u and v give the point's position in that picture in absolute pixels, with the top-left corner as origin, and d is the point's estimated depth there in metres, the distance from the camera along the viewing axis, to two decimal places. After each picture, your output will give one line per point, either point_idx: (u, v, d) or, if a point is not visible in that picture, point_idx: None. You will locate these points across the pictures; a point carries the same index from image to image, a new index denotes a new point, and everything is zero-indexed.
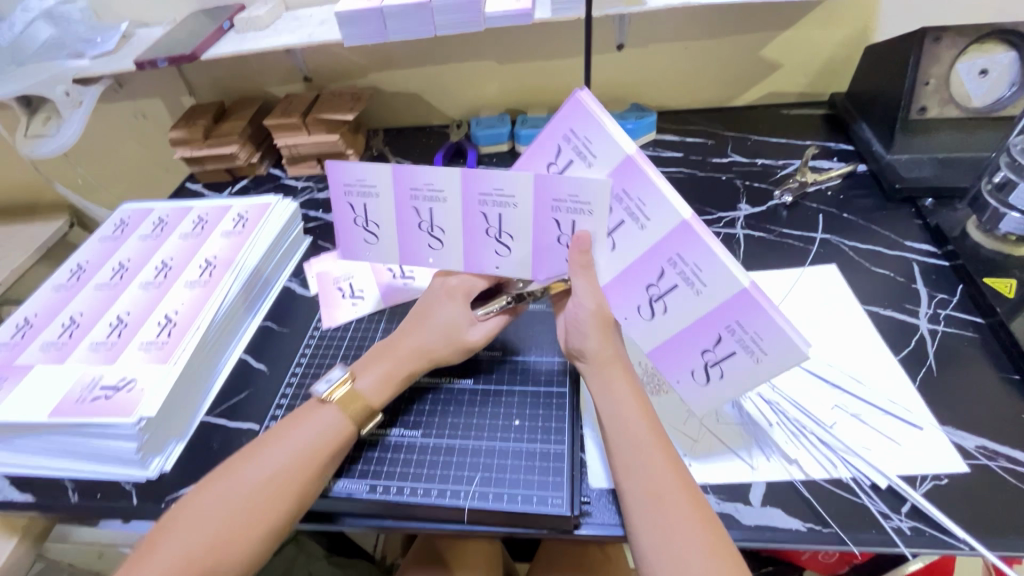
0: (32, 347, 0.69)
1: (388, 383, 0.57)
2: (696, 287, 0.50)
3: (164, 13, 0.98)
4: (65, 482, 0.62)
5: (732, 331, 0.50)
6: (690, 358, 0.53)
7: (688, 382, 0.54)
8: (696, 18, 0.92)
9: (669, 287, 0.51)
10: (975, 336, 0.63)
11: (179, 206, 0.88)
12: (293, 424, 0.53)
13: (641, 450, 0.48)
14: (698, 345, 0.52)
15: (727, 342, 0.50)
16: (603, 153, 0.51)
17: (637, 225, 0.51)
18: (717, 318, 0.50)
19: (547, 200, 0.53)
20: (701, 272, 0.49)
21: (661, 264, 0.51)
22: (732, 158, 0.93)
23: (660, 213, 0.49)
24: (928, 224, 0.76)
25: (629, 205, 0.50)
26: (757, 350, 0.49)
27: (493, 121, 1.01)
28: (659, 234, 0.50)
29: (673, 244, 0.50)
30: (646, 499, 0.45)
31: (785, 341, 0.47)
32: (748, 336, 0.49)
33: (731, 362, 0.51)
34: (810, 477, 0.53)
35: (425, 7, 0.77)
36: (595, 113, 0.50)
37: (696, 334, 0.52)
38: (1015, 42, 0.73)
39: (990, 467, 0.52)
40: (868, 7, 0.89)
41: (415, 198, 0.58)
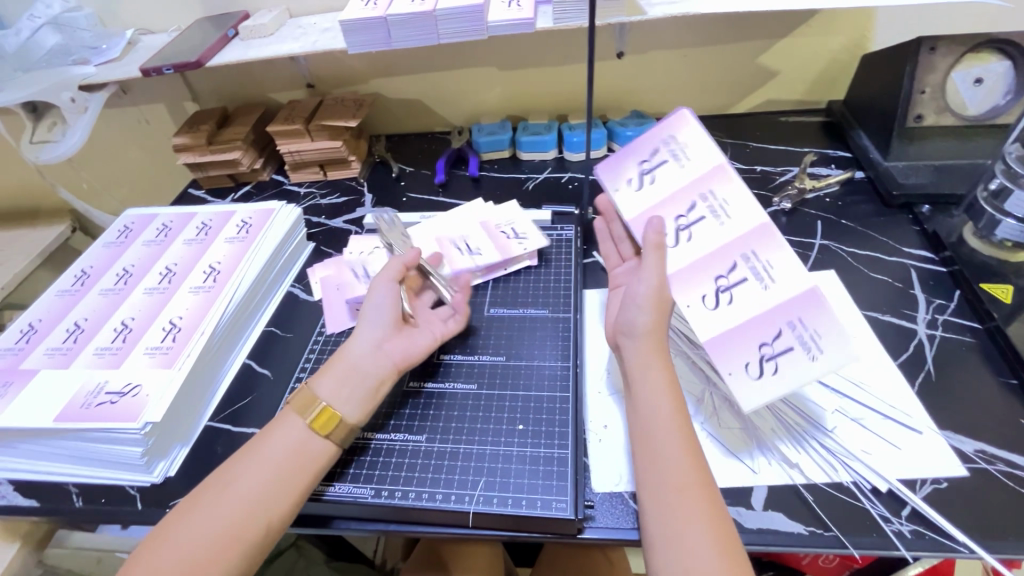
0: (37, 352, 0.69)
1: (342, 381, 0.57)
2: (766, 282, 0.53)
3: (169, 21, 0.99)
4: (69, 486, 0.62)
5: (793, 327, 0.51)
6: (747, 349, 0.52)
7: (739, 377, 0.52)
8: (695, 27, 0.93)
9: (737, 281, 0.54)
10: (972, 341, 0.63)
11: (183, 212, 0.89)
12: (264, 434, 0.54)
13: (671, 440, 0.48)
14: (756, 336, 0.52)
15: (741, 271, 0.54)
16: (698, 155, 0.58)
17: (717, 221, 0.56)
18: (779, 313, 0.51)
19: (640, 181, 0.58)
20: (772, 269, 0.53)
21: (731, 258, 0.54)
22: (731, 165, 0.94)
23: (742, 212, 0.55)
24: (925, 230, 0.77)
25: (710, 203, 0.56)
26: (768, 278, 0.53)
27: (494, 128, 1.02)
28: (732, 232, 0.55)
29: (745, 241, 0.54)
30: (669, 490, 0.45)
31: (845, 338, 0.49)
32: (808, 333, 0.50)
33: (787, 358, 0.51)
34: (812, 481, 0.53)
35: (428, 16, 0.78)
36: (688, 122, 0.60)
37: (756, 325, 0.52)
38: (1008, 52, 0.75)
39: (989, 470, 0.52)
40: (865, 17, 0.91)
41: None
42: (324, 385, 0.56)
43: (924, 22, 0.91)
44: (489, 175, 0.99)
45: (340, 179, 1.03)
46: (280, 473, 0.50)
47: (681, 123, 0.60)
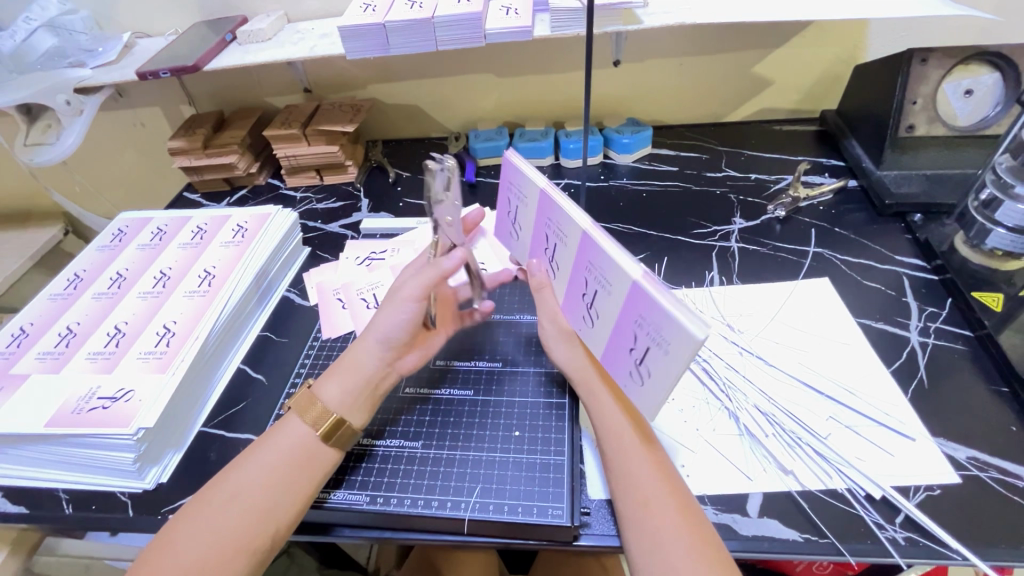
0: (28, 356, 0.68)
1: (348, 388, 0.55)
2: (664, 347, 0.43)
3: (167, 24, 0.99)
4: (59, 493, 0.61)
5: (642, 326, 0.45)
6: (624, 360, 0.49)
7: (633, 387, 0.49)
8: (690, 37, 0.94)
9: (644, 349, 0.45)
10: (964, 349, 0.64)
11: (178, 216, 0.88)
12: (266, 437, 0.53)
13: (630, 458, 0.49)
14: (625, 346, 0.48)
15: (643, 342, 0.45)
16: (570, 228, 0.50)
17: (606, 291, 0.48)
18: (629, 314, 0.46)
19: (545, 217, 0.54)
20: (665, 334, 0.42)
21: (631, 326, 0.46)
22: (726, 173, 0.95)
23: (616, 275, 0.46)
24: (917, 238, 0.77)
25: (596, 275, 0.49)
26: (664, 343, 0.43)
27: (491, 133, 1.03)
28: (622, 293, 0.46)
29: (633, 305, 0.45)
30: (635, 506, 0.46)
31: (681, 332, 0.41)
32: (653, 330, 0.44)
33: (652, 359, 0.45)
34: (806, 487, 0.53)
35: (427, 23, 0.78)
36: (515, 163, 0.55)
37: (620, 334, 0.48)
38: (998, 64, 0.76)
39: (981, 477, 0.53)
40: (858, 28, 0.92)
41: (511, 189, 0.58)
42: (328, 389, 0.54)
43: (915, 34, 0.92)
44: (485, 181, 1.00)
45: (337, 183, 1.03)
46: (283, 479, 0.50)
47: (521, 164, 0.54)
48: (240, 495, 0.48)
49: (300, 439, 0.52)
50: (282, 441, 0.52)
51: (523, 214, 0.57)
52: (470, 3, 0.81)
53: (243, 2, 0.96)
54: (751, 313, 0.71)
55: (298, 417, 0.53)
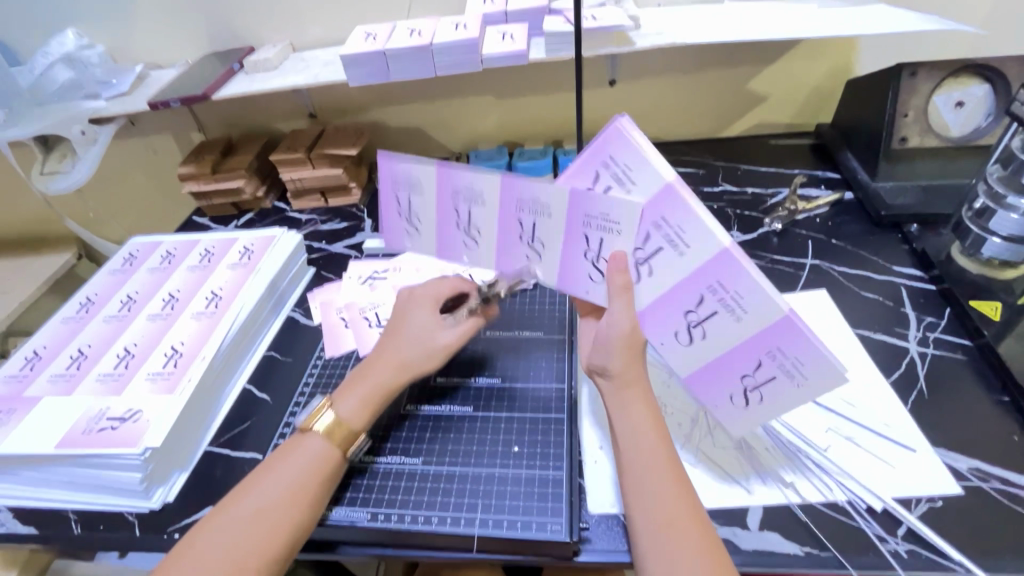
0: (40, 379, 0.70)
1: (369, 405, 0.57)
2: (797, 379, 0.47)
3: (178, 56, 1.03)
4: (68, 513, 0.63)
5: (773, 356, 0.48)
6: (730, 382, 0.51)
7: (727, 408, 0.53)
8: (684, 56, 0.97)
9: (765, 378, 0.49)
10: (963, 359, 0.64)
11: (187, 239, 0.91)
12: (285, 451, 0.54)
13: (654, 476, 0.48)
14: (738, 370, 0.50)
15: (769, 370, 0.48)
16: (643, 178, 0.47)
17: (732, 317, 0.48)
18: (757, 344, 0.48)
19: (513, 199, 0.54)
20: (803, 365, 0.47)
21: (757, 356, 0.48)
22: (723, 187, 0.96)
23: (625, 213, 0.49)
24: (914, 249, 0.78)
25: (722, 297, 0.47)
26: (798, 375, 0.47)
27: (491, 153, 1.05)
28: (711, 254, 0.46)
29: (770, 337, 0.47)
30: (656, 522, 0.45)
31: (829, 367, 0.45)
32: (789, 361, 0.47)
33: (770, 386, 0.49)
34: (807, 500, 0.53)
35: (425, 50, 0.81)
36: (636, 142, 0.47)
37: (734, 359, 0.50)
38: (988, 75, 0.77)
39: (983, 488, 0.52)
40: (848, 45, 0.94)
41: (396, 185, 0.59)
42: (348, 404, 0.56)
43: (905, 49, 0.94)
44: None
45: (341, 205, 1.05)
46: (300, 491, 0.51)
47: (641, 143, 0.47)
48: (260, 508, 0.49)
49: (314, 455, 0.53)
50: (294, 457, 0.53)
51: (476, 210, 0.57)
52: (468, 29, 0.83)
53: (250, 33, 0.99)
54: None
55: (319, 435, 0.55)
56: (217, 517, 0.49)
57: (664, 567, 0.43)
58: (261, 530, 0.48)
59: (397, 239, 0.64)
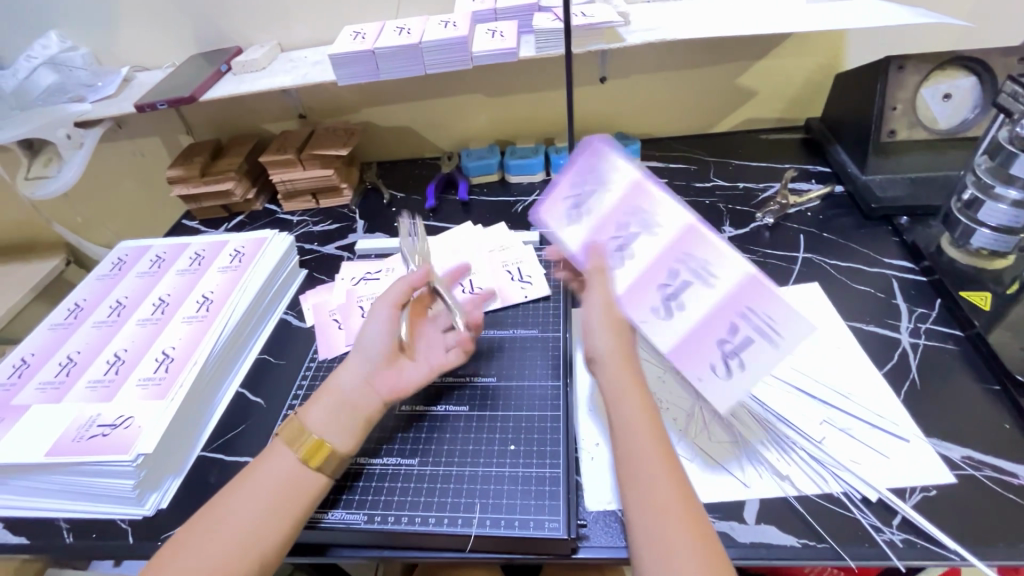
0: (29, 387, 0.69)
1: (334, 418, 0.55)
2: (769, 338, 0.47)
3: (165, 58, 1.02)
4: (60, 522, 0.62)
5: (745, 317, 0.48)
6: (709, 351, 0.50)
7: (711, 381, 0.50)
8: (673, 52, 0.97)
9: (740, 341, 0.48)
10: (955, 349, 0.64)
11: (176, 243, 0.90)
12: (256, 465, 0.53)
13: (648, 462, 0.47)
14: (713, 337, 0.50)
15: (744, 330, 0.48)
16: (617, 178, 0.56)
17: (700, 282, 0.50)
18: (728, 306, 0.49)
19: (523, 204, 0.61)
20: (775, 323, 0.47)
21: (730, 317, 0.49)
22: (714, 183, 0.97)
23: (602, 200, 0.56)
24: (905, 241, 0.79)
25: (692, 266, 0.51)
26: (772, 335, 0.47)
27: (482, 152, 1.05)
28: (672, 233, 0.52)
29: (740, 296, 0.48)
30: (651, 506, 0.45)
31: (798, 319, 0.45)
32: (761, 320, 0.47)
33: (748, 350, 0.48)
34: (803, 492, 0.53)
35: (415, 49, 0.81)
36: (606, 152, 0.57)
37: (709, 326, 0.50)
38: (975, 68, 0.78)
39: (976, 476, 0.53)
40: (836, 39, 0.94)
41: None
42: (313, 415, 0.55)
43: (891, 42, 0.95)
44: (479, 199, 1.01)
45: (333, 207, 1.04)
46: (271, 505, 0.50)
47: (615, 153, 0.57)
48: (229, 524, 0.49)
49: (289, 465, 0.52)
50: (271, 465, 0.53)
51: None
52: (457, 28, 0.83)
53: (237, 34, 0.99)
54: None
55: (285, 444, 0.54)
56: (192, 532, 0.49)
57: (657, 551, 0.43)
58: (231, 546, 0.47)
59: None
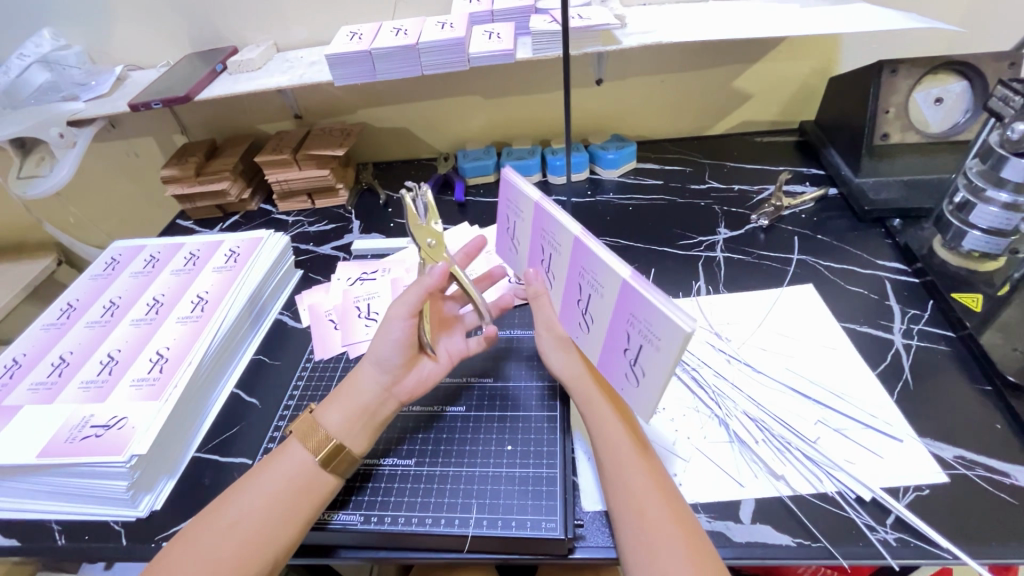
0: (20, 387, 0.68)
1: (353, 419, 0.55)
2: (654, 343, 0.43)
3: (159, 57, 1.01)
4: (51, 524, 0.61)
5: (633, 324, 0.45)
6: (618, 362, 0.49)
7: (629, 390, 0.49)
8: (668, 55, 0.97)
9: (637, 348, 0.46)
10: (947, 350, 0.65)
11: (171, 243, 0.89)
12: (267, 462, 0.53)
13: (629, 469, 0.49)
14: (618, 347, 0.48)
15: (635, 339, 0.46)
16: (524, 203, 0.56)
17: (598, 293, 0.48)
18: (620, 313, 0.46)
19: (500, 231, 0.63)
20: (653, 328, 0.43)
21: (624, 326, 0.46)
22: (709, 185, 0.97)
23: (526, 219, 0.56)
24: (898, 243, 0.79)
25: (590, 278, 0.49)
26: (653, 339, 0.43)
27: (479, 153, 1.05)
28: (568, 247, 0.50)
29: (624, 304, 0.45)
30: (631, 512, 0.46)
31: (667, 323, 0.41)
32: (643, 327, 0.44)
33: (644, 356, 0.45)
34: (798, 492, 0.54)
35: (412, 50, 0.81)
36: (512, 178, 0.56)
37: (614, 334, 0.48)
38: (966, 72, 0.79)
39: (968, 476, 0.53)
40: (829, 43, 0.95)
41: (508, 206, 0.59)
42: (330, 417, 0.55)
43: (884, 46, 0.96)
44: (475, 200, 1.01)
45: (328, 207, 1.04)
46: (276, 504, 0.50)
47: (513, 176, 0.56)
48: (233, 520, 0.48)
49: (302, 464, 0.52)
50: (283, 462, 0.52)
51: (520, 226, 0.58)
52: (454, 29, 0.83)
53: (233, 33, 0.98)
54: (738, 321, 0.72)
55: (300, 442, 0.54)
56: (196, 528, 0.49)
57: (640, 552, 0.45)
58: (234, 543, 0.47)
59: (505, 254, 0.64)
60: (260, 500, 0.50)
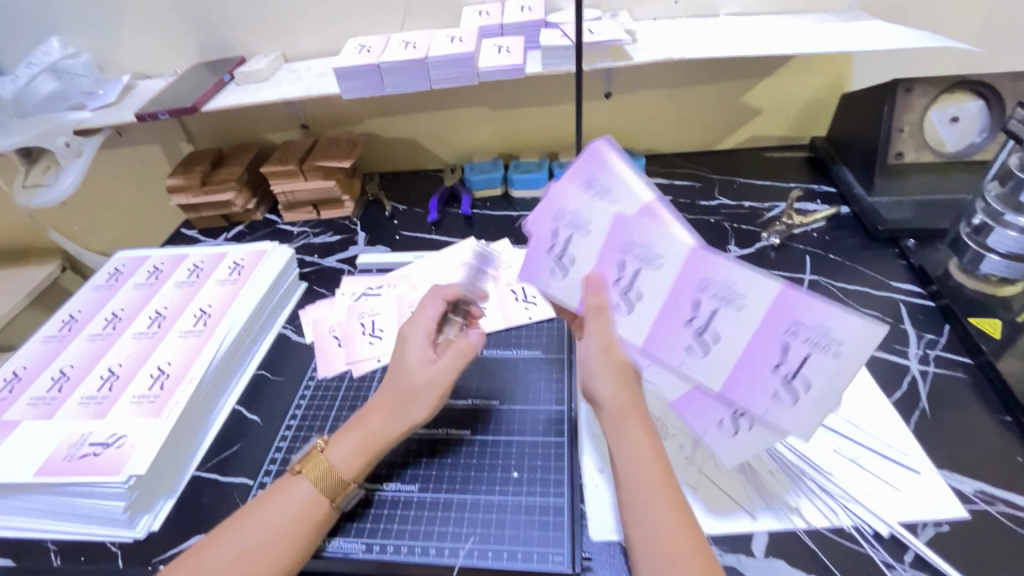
0: (20, 402, 0.67)
1: (357, 453, 0.54)
2: (822, 367, 0.46)
3: (167, 66, 1.01)
4: (47, 543, 0.60)
5: (792, 338, 0.46)
6: (764, 379, 0.48)
7: (717, 433, 0.52)
8: (678, 69, 0.96)
9: (797, 364, 0.47)
10: (964, 377, 0.64)
11: (175, 254, 0.89)
12: (269, 496, 0.52)
13: (654, 505, 0.45)
14: (766, 361, 0.47)
15: (797, 348, 0.46)
16: (613, 198, 0.49)
17: (731, 310, 0.48)
18: (768, 336, 0.47)
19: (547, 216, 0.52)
20: (828, 334, 0.45)
21: (776, 344, 0.47)
22: (719, 201, 0.96)
23: (602, 216, 0.49)
24: (912, 264, 0.78)
25: (715, 293, 0.48)
26: (830, 353, 0.45)
27: (486, 166, 1.04)
28: (678, 265, 0.48)
29: (777, 320, 0.46)
30: (662, 555, 0.42)
31: (867, 333, 0.44)
32: (810, 340, 0.46)
33: (806, 374, 0.46)
34: (812, 526, 0.52)
35: (421, 63, 0.80)
36: (611, 163, 0.50)
37: (745, 362, 0.48)
38: (982, 92, 0.78)
39: (989, 511, 0.52)
40: (842, 60, 0.94)
41: (560, 218, 0.51)
42: (337, 451, 0.54)
43: (897, 63, 0.95)
44: (482, 213, 1.00)
45: (333, 218, 1.03)
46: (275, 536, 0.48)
47: (603, 157, 0.50)
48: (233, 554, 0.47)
49: (304, 498, 0.51)
50: (285, 496, 0.51)
51: (582, 238, 0.51)
52: (464, 43, 0.82)
53: (241, 44, 0.98)
54: None
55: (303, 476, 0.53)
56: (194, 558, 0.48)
57: None
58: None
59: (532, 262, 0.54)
60: (256, 539, 0.48)
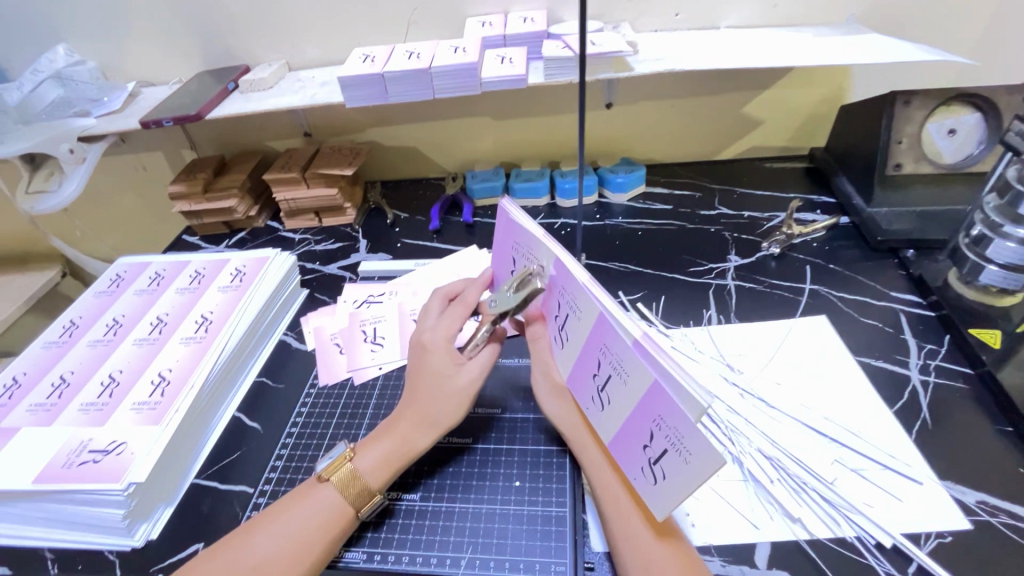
0: (19, 408, 0.67)
1: (388, 463, 0.54)
2: (666, 465, 0.43)
3: (172, 75, 1.02)
4: (44, 552, 0.59)
5: (659, 427, 0.42)
6: (637, 453, 0.46)
7: None
8: (679, 80, 0.97)
9: (659, 452, 0.43)
10: (965, 387, 0.64)
11: (177, 260, 0.89)
12: (290, 504, 0.52)
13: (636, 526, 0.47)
14: (638, 440, 0.45)
15: (660, 441, 0.43)
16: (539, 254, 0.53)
17: (620, 379, 0.46)
18: (643, 414, 0.44)
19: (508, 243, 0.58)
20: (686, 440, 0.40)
21: (647, 425, 0.44)
22: (719, 211, 0.96)
23: (540, 255, 0.53)
24: (911, 275, 0.78)
25: (611, 361, 0.46)
26: (684, 452, 0.41)
27: (487, 174, 1.05)
28: (588, 324, 0.48)
29: (650, 404, 0.43)
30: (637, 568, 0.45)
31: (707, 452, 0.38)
32: (672, 435, 0.41)
33: (666, 462, 0.43)
34: (816, 537, 0.52)
35: (424, 73, 0.81)
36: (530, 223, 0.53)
37: (631, 430, 0.46)
38: (979, 104, 0.79)
39: (991, 522, 0.52)
40: (840, 72, 0.96)
41: (516, 249, 0.57)
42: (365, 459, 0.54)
43: (895, 76, 0.96)
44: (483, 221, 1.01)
45: (335, 225, 1.04)
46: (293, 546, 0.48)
47: (516, 219, 0.55)
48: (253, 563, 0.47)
49: (329, 507, 0.51)
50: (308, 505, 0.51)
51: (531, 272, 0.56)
52: (467, 53, 0.83)
53: (246, 53, 0.99)
54: (750, 353, 0.70)
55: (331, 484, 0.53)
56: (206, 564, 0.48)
57: None
58: None
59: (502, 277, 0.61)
60: (274, 549, 0.48)
